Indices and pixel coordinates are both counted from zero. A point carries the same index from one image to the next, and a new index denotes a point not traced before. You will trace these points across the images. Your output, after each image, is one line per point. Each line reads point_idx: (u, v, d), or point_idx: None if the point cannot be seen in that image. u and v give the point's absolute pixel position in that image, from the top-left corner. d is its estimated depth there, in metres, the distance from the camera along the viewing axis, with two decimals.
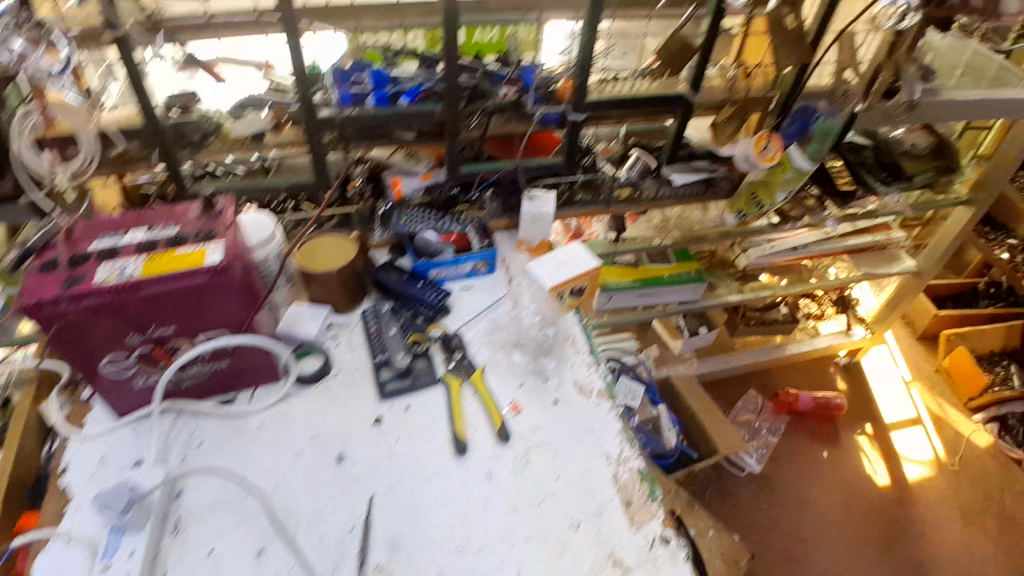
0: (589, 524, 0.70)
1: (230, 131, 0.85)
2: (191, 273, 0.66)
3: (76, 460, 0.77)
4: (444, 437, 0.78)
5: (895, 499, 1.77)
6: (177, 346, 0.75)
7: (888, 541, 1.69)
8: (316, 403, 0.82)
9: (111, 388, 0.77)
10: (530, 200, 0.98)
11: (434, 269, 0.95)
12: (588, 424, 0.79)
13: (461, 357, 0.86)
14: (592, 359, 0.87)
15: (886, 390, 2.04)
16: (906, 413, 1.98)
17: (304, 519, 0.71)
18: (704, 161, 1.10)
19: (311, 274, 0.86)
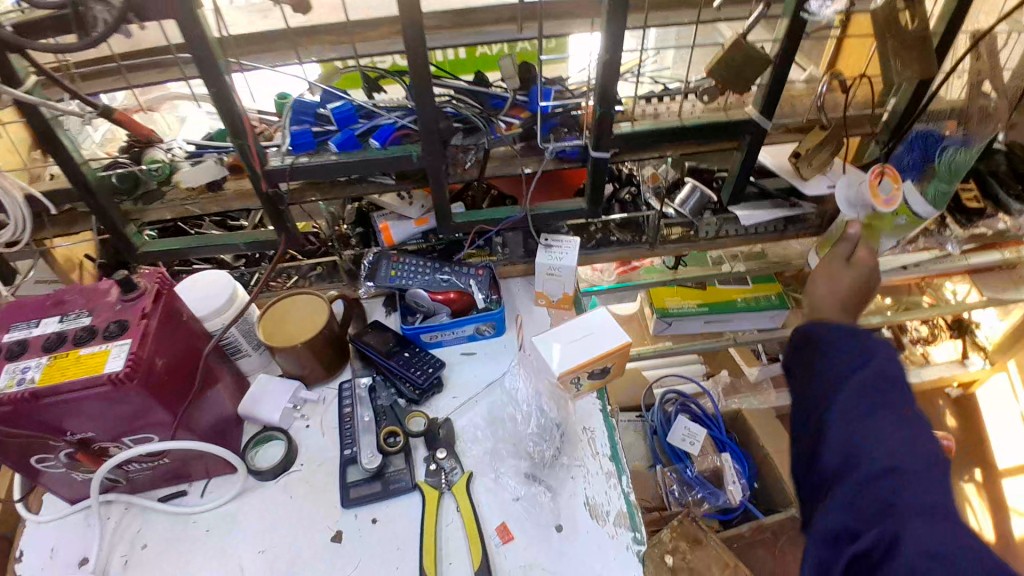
0: None
1: (182, 181, 0.72)
2: (89, 383, 0.53)
3: (31, 547, 0.67)
4: (412, 570, 0.61)
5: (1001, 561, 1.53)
6: (106, 446, 0.62)
7: None
8: (273, 505, 0.67)
9: (49, 480, 0.65)
10: (547, 250, 0.78)
11: (426, 334, 0.78)
12: (596, 568, 0.61)
13: (445, 456, 0.68)
14: (611, 468, 0.68)
15: None
16: None
17: None
18: (780, 198, 0.84)
19: (272, 344, 0.72)
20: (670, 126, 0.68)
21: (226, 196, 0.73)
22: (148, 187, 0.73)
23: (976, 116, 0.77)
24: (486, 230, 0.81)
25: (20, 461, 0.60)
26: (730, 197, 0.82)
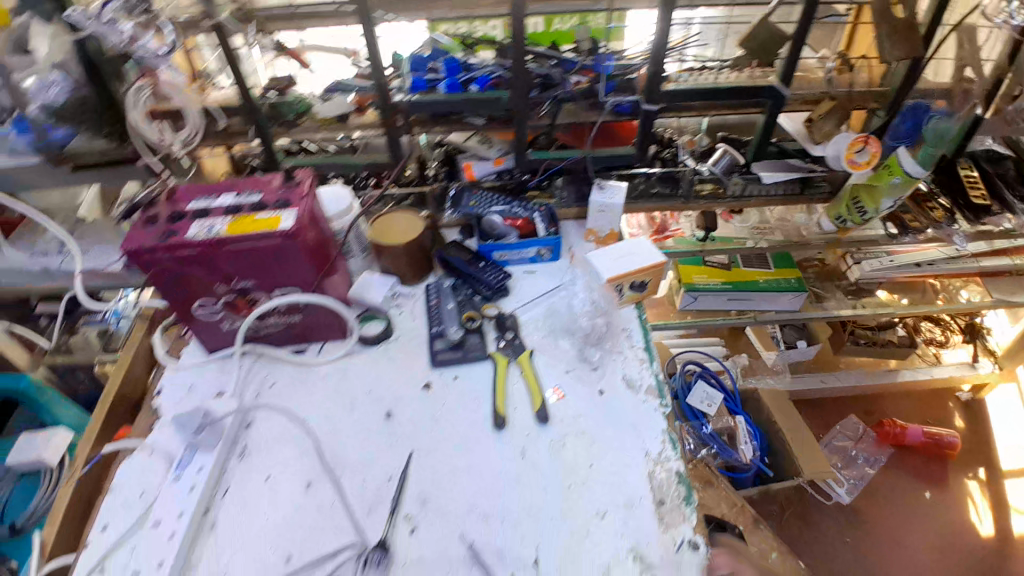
0: (616, 516, 0.68)
1: (317, 112, 0.90)
2: (267, 235, 0.71)
3: (169, 387, 0.85)
4: (486, 411, 0.79)
5: (996, 552, 1.66)
6: (257, 298, 0.80)
7: None
8: (375, 364, 0.85)
9: (200, 328, 0.82)
10: (601, 191, 0.93)
11: (498, 251, 0.94)
12: (631, 419, 0.77)
13: (513, 337, 0.86)
14: (644, 356, 0.84)
15: (1009, 434, 1.90)
16: None
17: (351, 463, 0.74)
18: (798, 160, 1.03)
19: (380, 244, 0.90)
20: (704, 89, 0.86)
21: (350, 126, 0.90)
22: (281, 114, 0.90)
23: (960, 95, 0.99)
24: (553, 166, 0.99)
25: (191, 303, 0.78)
26: (755, 156, 1.00)
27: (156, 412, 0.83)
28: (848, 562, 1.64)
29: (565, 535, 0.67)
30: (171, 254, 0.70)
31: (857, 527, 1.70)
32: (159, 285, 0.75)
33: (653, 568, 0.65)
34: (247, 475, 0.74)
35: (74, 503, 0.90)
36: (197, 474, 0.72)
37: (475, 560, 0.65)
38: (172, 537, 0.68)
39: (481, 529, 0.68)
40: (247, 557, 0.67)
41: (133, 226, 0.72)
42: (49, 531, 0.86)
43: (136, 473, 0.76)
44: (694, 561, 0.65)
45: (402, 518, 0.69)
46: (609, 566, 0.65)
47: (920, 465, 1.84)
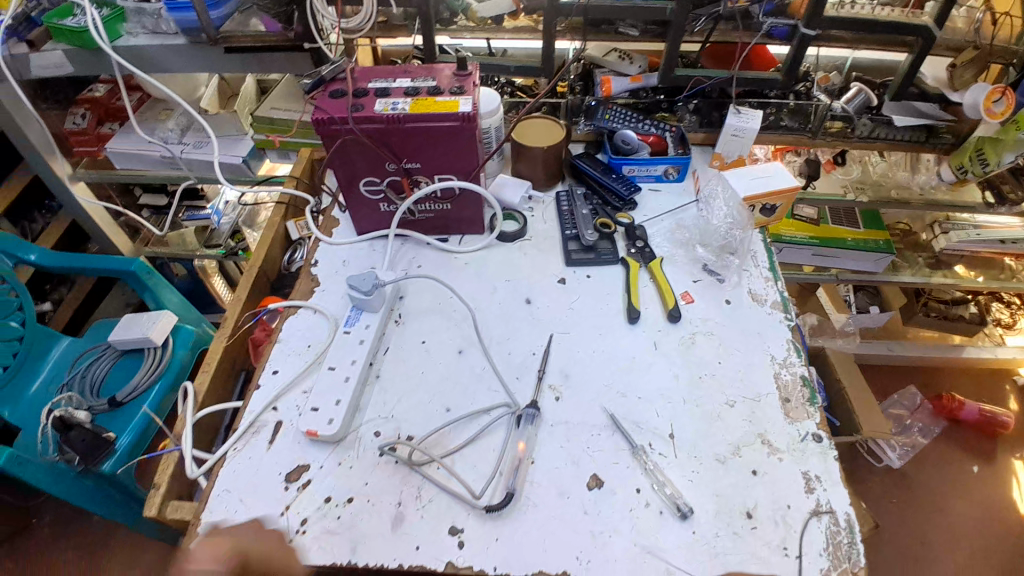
0: (744, 405, 0.74)
1: (476, 12, 0.95)
2: (447, 117, 0.77)
3: (325, 259, 0.92)
4: (619, 306, 0.85)
5: None
6: (418, 181, 0.87)
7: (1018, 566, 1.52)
8: (513, 257, 0.92)
9: (360, 205, 0.90)
10: (736, 115, 0.97)
11: (629, 166, 0.98)
12: (756, 327, 0.82)
13: (643, 245, 0.91)
14: (769, 275, 0.88)
15: None
16: None
17: (496, 337, 0.82)
18: (932, 104, 1.01)
19: (523, 148, 0.95)
20: (864, 19, 0.87)
21: (502, 29, 0.95)
22: (443, 14, 0.95)
23: None
24: (693, 89, 1.02)
25: (361, 179, 0.85)
26: (891, 97, 1.00)
27: (314, 278, 0.90)
28: (892, 527, 1.59)
29: (697, 416, 0.73)
30: (359, 126, 0.77)
31: (905, 495, 1.66)
32: (338, 156, 0.82)
33: (780, 452, 0.70)
34: (404, 339, 0.82)
35: (222, 361, 0.94)
36: (365, 330, 0.80)
37: (616, 427, 0.72)
38: (347, 379, 0.75)
39: (619, 402, 0.75)
40: (409, 404, 0.75)
41: (322, 98, 0.79)
42: (202, 380, 0.89)
43: (300, 326, 0.84)
44: (817, 451, 0.71)
45: (547, 386, 0.76)
46: (740, 446, 0.71)
47: (974, 442, 1.77)
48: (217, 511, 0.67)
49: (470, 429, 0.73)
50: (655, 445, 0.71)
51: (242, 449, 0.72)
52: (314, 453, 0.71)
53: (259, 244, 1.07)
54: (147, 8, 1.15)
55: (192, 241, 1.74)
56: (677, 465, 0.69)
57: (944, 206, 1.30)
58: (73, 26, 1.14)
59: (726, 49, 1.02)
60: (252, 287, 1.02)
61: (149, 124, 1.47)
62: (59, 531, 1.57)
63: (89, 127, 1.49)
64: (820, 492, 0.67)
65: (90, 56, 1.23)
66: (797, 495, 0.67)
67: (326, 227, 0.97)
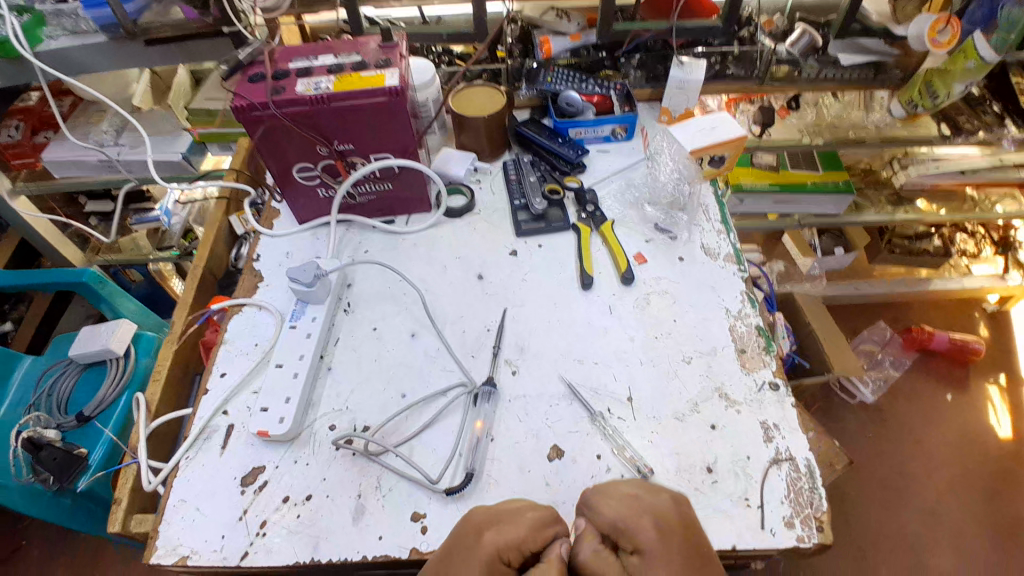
0: (701, 361, 0.74)
1: None
2: (372, 92, 0.73)
3: (268, 253, 0.89)
4: (572, 273, 0.84)
5: (1015, 452, 1.65)
6: (354, 163, 0.83)
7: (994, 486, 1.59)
8: (460, 232, 0.90)
9: (297, 192, 0.86)
10: (680, 67, 0.95)
11: (575, 128, 0.96)
12: (709, 281, 0.82)
13: (593, 209, 0.89)
14: (721, 227, 0.87)
15: None
16: None
17: (450, 317, 0.80)
18: (876, 40, 1.02)
19: (464, 118, 0.92)
20: None
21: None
22: None
23: None
24: (636, 40, 1.00)
25: (293, 166, 0.82)
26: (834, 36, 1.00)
27: (258, 274, 0.87)
28: (878, 473, 1.61)
29: (655, 378, 0.73)
30: (281, 110, 0.73)
31: (883, 430, 1.69)
32: (267, 145, 0.78)
33: (738, 404, 0.70)
34: (356, 327, 0.80)
35: (175, 368, 0.91)
36: (313, 323, 0.78)
37: (574, 396, 0.71)
38: (296, 375, 0.73)
39: (577, 370, 0.74)
40: (365, 393, 0.74)
41: (241, 83, 0.75)
42: (154, 390, 0.87)
43: (249, 325, 0.82)
44: (774, 400, 0.71)
45: (503, 362, 0.75)
46: (697, 402, 0.70)
47: (946, 371, 1.81)
48: (176, 520, 0.66)
49: (427, 412, 0.72)
50: (614, 409, 0.70)
51: (195, 456, 0.71)
52: (270, 454, 0.70)
53: (203, 243, 1.04)
54: (65, 8, 1.10)
55: (147, 245, 1.67)
56: (635, 427, 0.69)
57: (900, 141, 1.29)
58: None
59: (665, 1, 0.97)
60: (198, 289, 0.99)
61: (82, 128, 1.41)
62: (43, 554, 1.54)
63: (24, 139, 1.42)
64: (778, 440, 0.68)
65: (11, 66, 1.14)
66: (756, 445, 0.67)
67: (267, 219, 0.94)
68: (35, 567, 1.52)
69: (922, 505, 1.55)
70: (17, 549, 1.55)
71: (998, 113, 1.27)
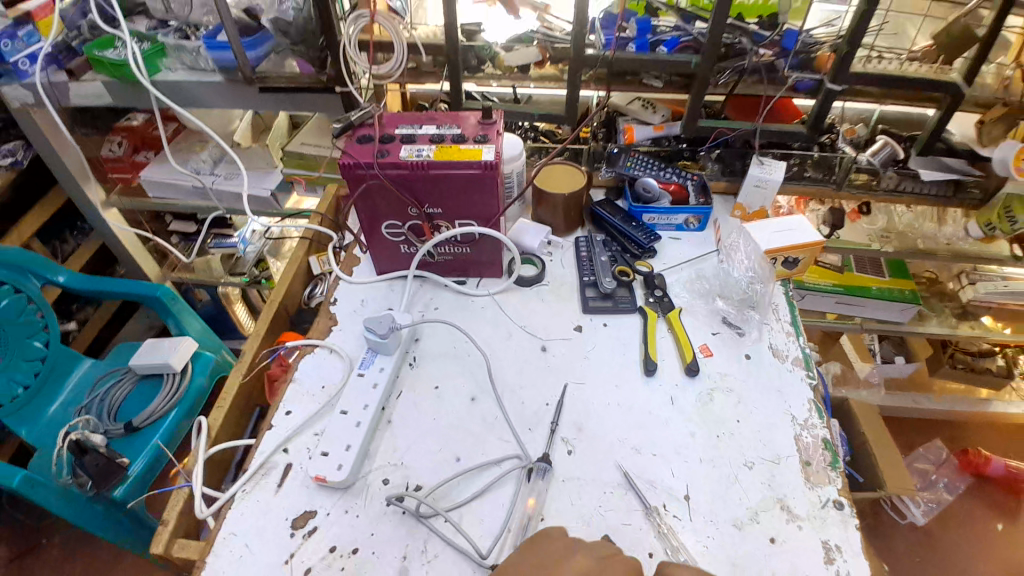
0: (763, 468, 0.72)
1: (504, 59, 0.98)
2: (468, 165, 0.78)
3: (344, 298, 0.93)
4: (636, 357, 0.84)
5: None
6: (438, 226, 0.87)
7: None
8: (530, 302, 0.91)
9: (382, 246, 0.91)
10: (759, 167, 0.97)
11: (649, 214, 0.99)
12: (776, 385, 0.80)
13: (662, 294, 0.90)
14: (791, 330, 0.87)
15: None
16: None
17: (510, 385, 0.81)
18: (959, 159, 1.02)
19: (544, 194, 0.96)
20: (892, 74, 0.90)
21: (528, 77, 0.99)
22: (471, 62, 1.00)
23: None
24: (723, 136, 1.04)
25: (381, 222, 0.86)
26: (917, 151, 1.02)
27: (333, 316, 0.91)
28: None
29: (713, 478, 0.71)
30: (383, 171, 0.78)
31: (926, 556, 1.53)
32: (362, 200, 0.83)
33: (799, 519, 0.68)
34: (418, 382, 0.82)
35: (239, 396, 0.93)
36: (379, 373, 0.80)
37: (630, 486, 0.70)
38: (359, 424, 0.75)
39: (633, 459, 0.73)
40: (420, 452, 0.74)
41: (350, 143, 0.81)
42: (216, 416, 0.89)
43: (317, 365, 0.85)
44: (838, 519, 0.68)
45: (560, 439, 0.75)
46: (757, 510, 0.68)
47: (1003, 500, 1.64)
48: (224, 554, 0.67)
49: (479, 480, 0.71)
50: (670, 506, 0.69)
51: (250, 491, 0.72)
52: (322, 499, 0.71)
53: (282, 279, 1.08)
54: (187, 45, 1.15)
55: (219, 270, 1.74)
56: (691, 529, 0.67)
57: (972, 259, 1.26)
58: (114, 60, 1.13)
59: (750, 102, 1.07)
60: (272, 322, 1.03)
61: (184, 155, 1.50)
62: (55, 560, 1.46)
63: (124, 155, 1.50)
64: (840, 563, 0.65)
65: (128, 89, 1.21)
66: (816, 567, 0.64)
67: (347, 265, 0.99)
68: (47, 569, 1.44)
69: None
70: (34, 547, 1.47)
71: None
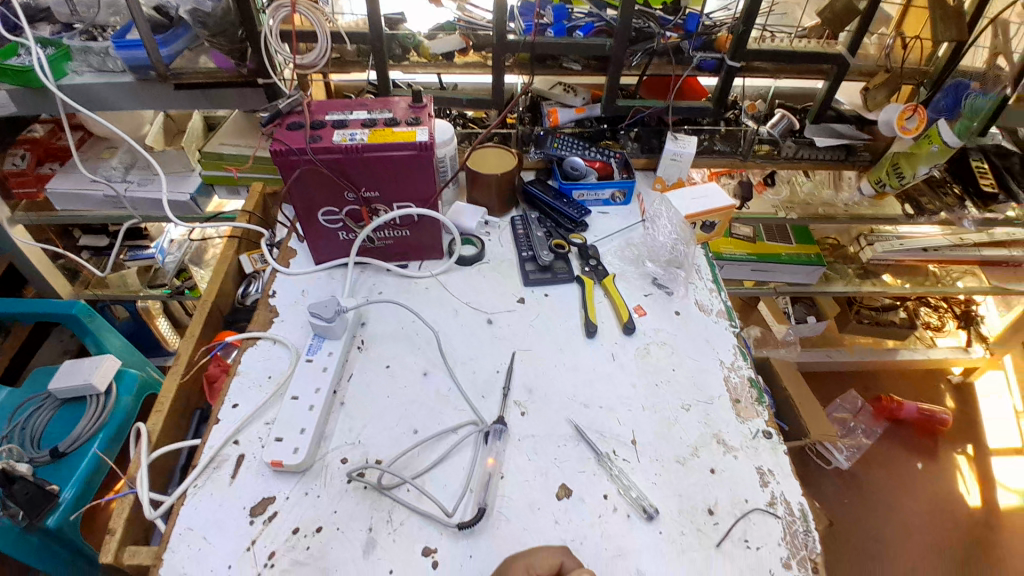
0: (699, 408, 0.78)
1: (429, 49, 1.02)
2: (403, 146, 0.80)
3: (283, 290, 0.93)
4: (577, 321, 0.88)
5: (984, 521, 1.65)
6: (376, 210, 0.89)
7: (963, 558, 1.57)
8: (472, 280, 0.94)
9: (319, 234, 0.91)
10: (675, 142, 1.05)
11: (578, 190, 1.04)
12: (705, 335, 0.87)
13: (596, 263, 0.96)
14: (714, 286, 0.94)
15: (996, 421, 1.91)
16: (1012, 442, 1.85)
17: (460, 358, 0.83)
18: (846, 127, 1.18)
19: (477, 175, 0.99)
20: (783, 50, 1.00)
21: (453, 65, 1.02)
22: (395, 52, 1.02)
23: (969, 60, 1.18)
24: (641, 113, 1.11)
25: (317, 209, 0.87)
26: (811, 120, 1.17)
27: (273, 309, 0.90)
28: (851, 542, 1.59)
29: (657, 422, 0.77)
30: (316, 157, 0.79)
31: (852, 497, 1.68)
32: (297, 186, 0.83)
33: (734, 450, 0.74)
34: (369, 363, 0.83)
35: (178, 398, 0.90)
36: (328, 358, 0.80)
37: (581, 437, 0.75)
38: (312, 407, 0.75)
39: (582, 413, 0.77)
40: (377, 428, 0.76)
41: (280, 130, 0.80)
42: (155, 421, 0.85)
43: (262, 357, 0.84)
44: (769, 447, 0.75)
45: (513, 402, 0.78)
46: (697, 447, 0.74)
47: (915, 440, 1.83)
48: (180, 549, 0.65)
49: (438, 449, 0.74)
50: (619, 451, 0.73)
51: (202, 485, 0.71)
52: (280, 485, 0.70)
53: (212, 279, 1.04)
54: (93, 47, 1.10)
55: (135, 282, 1.65)
56: (640, 469, 0.72)
57: (867, 220, 1.39)
58: (18, 66, 1.05)
59: (660, 83, 1.15)
60: (206, 321, 1.00)
61: (93, 162, 1.42)
62: None
63: (28, 168, 1.39)
64: (774, 485, 0.71)
65: (34, 96, 1.14)
66: (754, 489, 0.71)
67: (282, 258, 0.98)
68: None
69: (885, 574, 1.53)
70: None
71: (956, 196, 1.35)
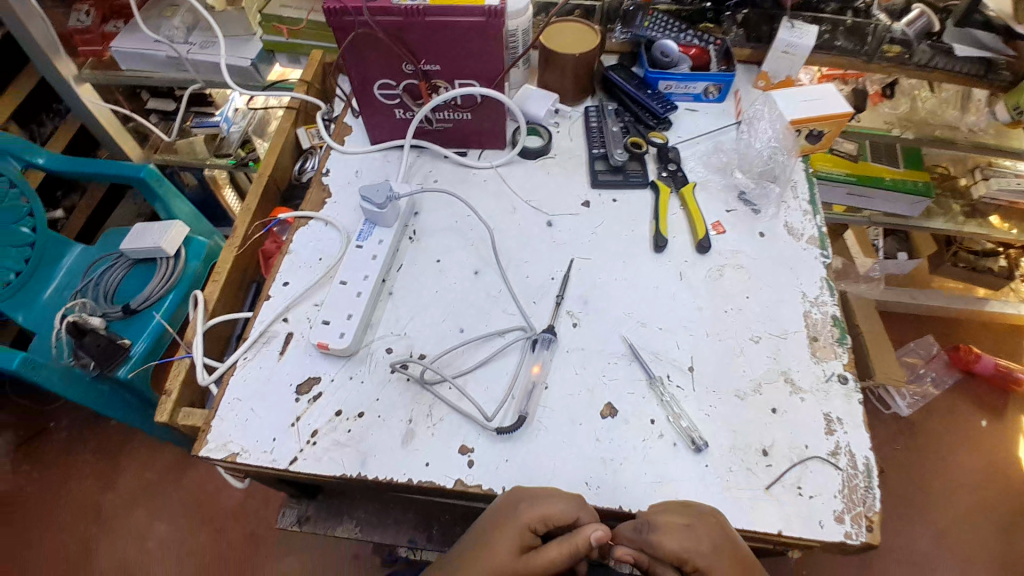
0: (770, 341, 0.71)
1: None
2: (470, 11, 0.70)
3: (337, 169, 0.88)
4: (645, 233, 0.80)
5: None
6: (437, 86, 0.80)
7: (1012, 523, 1.48)
8: (535, 175, 0.86)
9: (375, 110, 0.84)
10: (790, 29, 0.89)
11: (666, 81, 0.91)
12: (789, 262, 0.77)
13: (675, 169, 0.85)
14: (808, 208, 0.82)
15: None
16: None
17: (514, 260, 0.78)
18: (991, 33, 0.93)
19: (551, 55, 0.87)
20: None
21: None
22: None
23: None
24: None
25: (374, 79, 0.79)
26: (954, 22, 0.94)
27: (326, 189, 0.86)
28: (895, 490, 1.53)
29: (722, 352, 0.70)
30: (373, 18, 0.70)
31: (904, 445, 1.60)
32: (352, 52, 0.75)
33: (803, 392, 0.67)
34: (419, 254, 0.79)
35: (233, 270, 0.90)
36: (378, 246, 0.76)
37: (634, 356, 0.69)
38: (359, 294, 0.72)
39: (638, 332, 0.71)
40: (422, 322, 0.73)
41: None
42: (211, 290, 0.85)
43: (313, 237, 0.81)
44: (842, 393, 0.68)
45: (565, 312, 0.73)
46: (761, 383, 0.68)
47: (986, 396, 1.68)
48: (227, 417, 0.67)
49: (484, 350, 0.70)
50: (674, 377, 0.68)
51: (252, 358, 0.71)
52: (326, 366, 0.69)
53: (269, 152, 1.01)
54: None
55: (203, 150, 1.61)
56: (695, 398, 0.66)
57: (995, 150, 1.19)
58: None
59: None
60: (263, 195, 0.97)
61: (155, 22, 1.37)
62: (69, 438, 1.48)
63: (93, 26, 1.38)
64: (840, 434, 0.65)
65: None
66: (816, 436, 0.64)
67: (338, 134, 0.92)
68: (59, 450, 1.46)
69: (924, 525, 1.48)
70: (42, 431, 1.49)
71: None
